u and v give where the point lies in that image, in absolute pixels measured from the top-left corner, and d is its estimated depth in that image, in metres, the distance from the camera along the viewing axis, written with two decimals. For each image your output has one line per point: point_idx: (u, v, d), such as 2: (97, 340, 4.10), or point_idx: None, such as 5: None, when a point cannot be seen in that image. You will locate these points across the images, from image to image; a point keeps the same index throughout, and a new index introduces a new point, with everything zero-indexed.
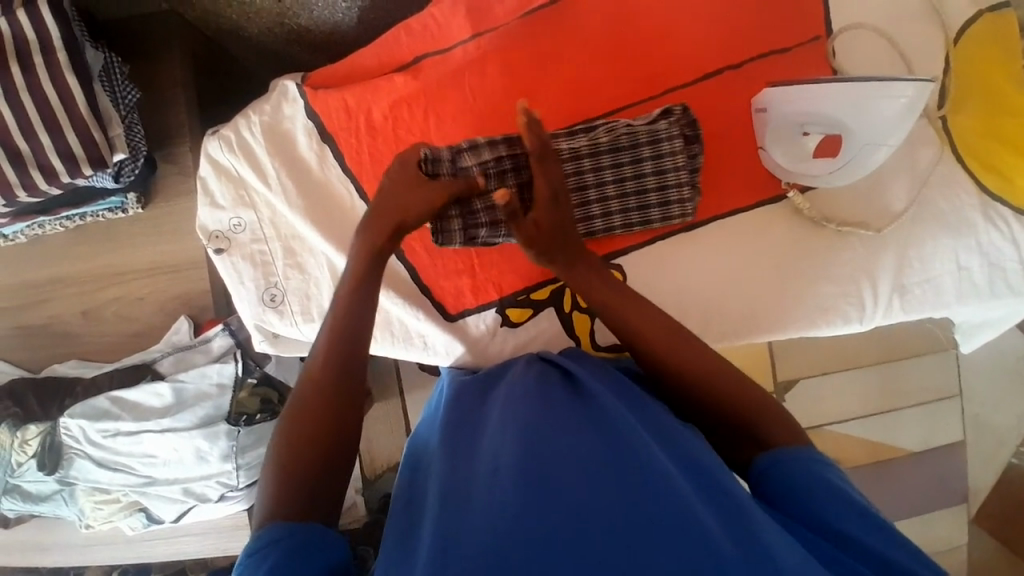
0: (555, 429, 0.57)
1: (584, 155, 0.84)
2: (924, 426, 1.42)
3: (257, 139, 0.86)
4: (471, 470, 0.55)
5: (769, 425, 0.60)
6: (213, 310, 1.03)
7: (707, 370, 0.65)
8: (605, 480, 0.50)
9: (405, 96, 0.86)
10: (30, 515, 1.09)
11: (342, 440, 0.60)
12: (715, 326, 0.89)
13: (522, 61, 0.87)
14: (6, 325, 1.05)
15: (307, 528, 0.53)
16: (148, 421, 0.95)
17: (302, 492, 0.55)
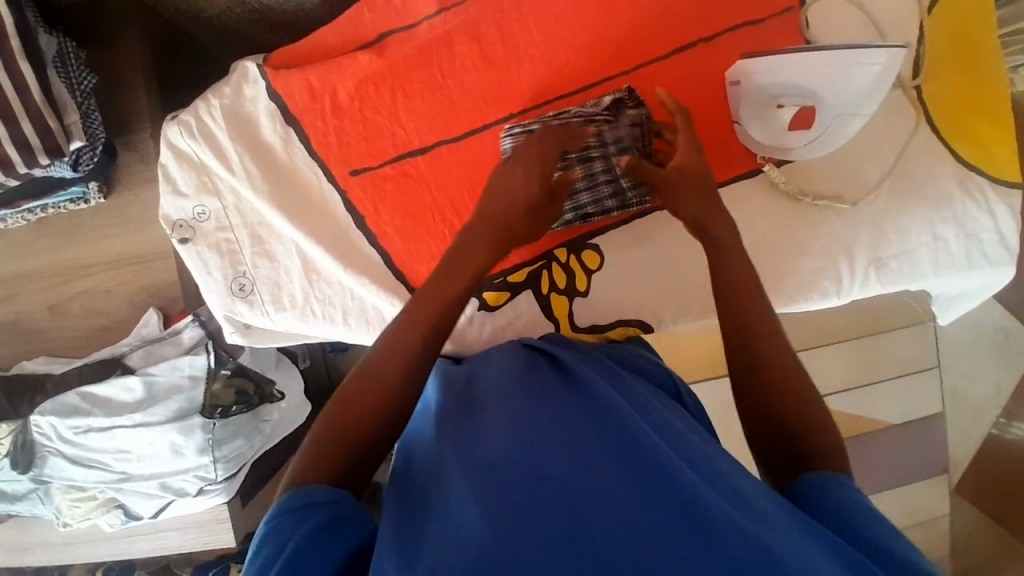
0: (553, 419, 0.55)
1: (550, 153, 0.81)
2: (903, 398, 1.43)
3: (220, 124, 0.83)
4: (463, 463, 0.53)
5: (783, 396, 0.61)
6: (182, 301, 1.00)
7: (756, 331, 0.64)
8: (607, 469, 0.49)
9: (370, 76, 0.83)
10: (7, 515, 1.07)
11: (355, 435, 0.58)
12: (694, 301, 0.88)
13: (490, 37, 0.84)
14: None
15: (344, 499, 0.53)
16: (120, 417, 0.92)
17: (334, 468, 0.56)
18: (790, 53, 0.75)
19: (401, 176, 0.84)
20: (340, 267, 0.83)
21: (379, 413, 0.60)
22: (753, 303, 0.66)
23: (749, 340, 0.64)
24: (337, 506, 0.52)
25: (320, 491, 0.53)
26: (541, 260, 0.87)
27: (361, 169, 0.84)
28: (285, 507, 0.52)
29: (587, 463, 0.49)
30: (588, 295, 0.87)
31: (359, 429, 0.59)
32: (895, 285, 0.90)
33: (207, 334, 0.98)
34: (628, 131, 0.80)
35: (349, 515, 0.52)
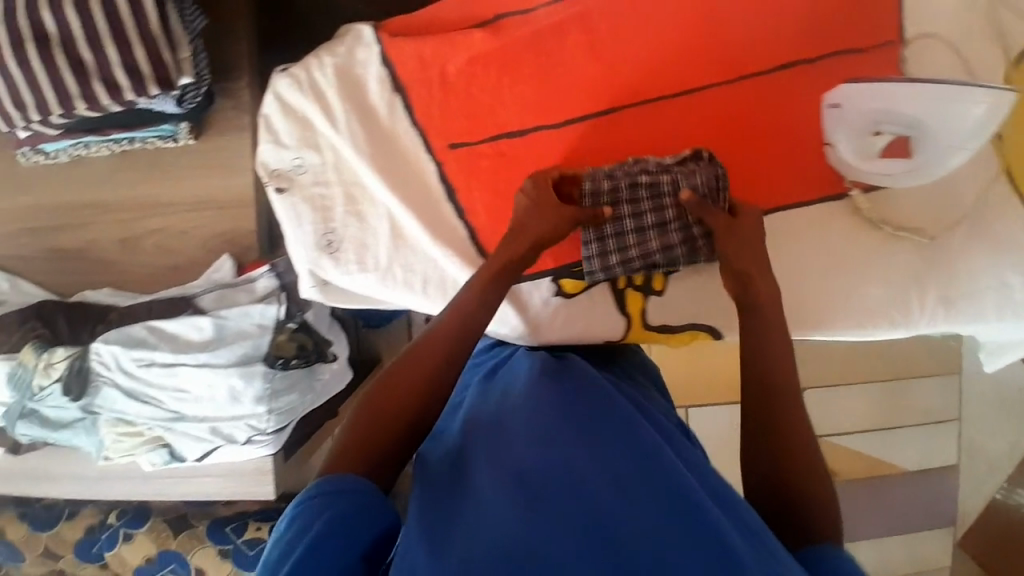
0: (578, 428, 0.59)
1: (624, 202, 0.81)
2: (922, 445, 1.45)
3: (329, 80, 0.85)
4: (495, 461, 0.56)
5: (791, 445, 0.65)
6: (254, 252, 1.01)
7: (781, 371, 0.69)
8: (631, 487, 0.52)
9: (481, 53, 0.85)
10: (43, 443, 1.04)
11: (393, 420, 0.62)
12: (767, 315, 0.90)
13: (602, 31, 0.86)
14: (43, 247, 1.03)
15: (366, 488, 0.56)
16: (186, 354, 0.92)
17: (370, 455, 0.60)
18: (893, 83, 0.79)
19: (495, 155, 0.85)
20: (429, 237, 0.85)
21: (415, 402, 0.64)
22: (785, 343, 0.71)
23: (772, 379, 0.69)
24: (359, 493, 0.55)
25: (341, 480, 0.56)
26: None
27: (458, 144, 0.85)
28: (309, 492, 0.55)
29: (614, 473, 0.53)
30: (662, 296, 0.89)
31: (400, 415, 0.63)
32: (950, 324, 0.91)
33: (282, 285, 0.97)
34: (704, 179, 0.78)
35: (370, 503, 0.55)
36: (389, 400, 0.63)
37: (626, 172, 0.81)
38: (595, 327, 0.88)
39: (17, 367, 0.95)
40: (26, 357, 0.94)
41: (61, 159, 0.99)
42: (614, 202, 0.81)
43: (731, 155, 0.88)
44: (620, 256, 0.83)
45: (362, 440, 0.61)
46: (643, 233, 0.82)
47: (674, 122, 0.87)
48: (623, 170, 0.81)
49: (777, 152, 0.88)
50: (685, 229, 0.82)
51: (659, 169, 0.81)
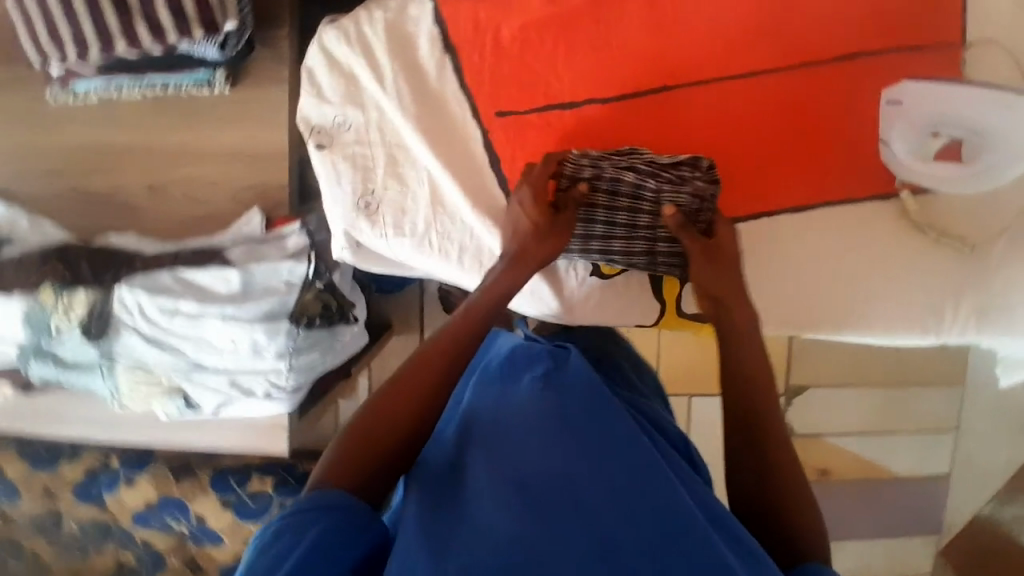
0: (574, 430, 0.56)
1: (603, 193, 0.81)
2: (918, 453, 1.46)
3: (378, 36, 0.82)
4: (493, 464, 0.55)
5: (779, 473, 0.64)
6: (285, 208, 0.98)
7: (758, 400, 0.69)
8: (630, 503, 0.52)
9: (538, 19, 0.82)
10: (55, 387, 1.02)
11: (398, 430, 0.63)
12: (796, 310, 0.91)
13: (663, 6, 0.83)
14: (65, 184, 1.00)
15: (354, 504, 0.57)
16: (212, 306, 0.90)
17: (361, 472, 0.60)
18: (956, 84, 0.82)
19: (542, 126, 0.83)
20: (469, 206, 0.83)
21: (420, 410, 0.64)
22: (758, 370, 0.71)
23: (753, 411, 0.68)
24: (345, 503, 0.56)
25: (324, 495, 0.57)
26: None
27: (505, 112, 0.83)
28: (298, 504, 0.56)
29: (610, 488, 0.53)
30: None
31: (403, 423, 0.63)
32: (974, 336, 0.91)
33: (311, 244, 0.95)
34: (687, 196, 0.78)
35: (355, 513, 0.56)
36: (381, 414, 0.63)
37: (614, 166, 0.79)
38: (628, 311, 0.89)
39: (36, 306, 0.92)
40: (44, 296, 0.92)
41: (90, 100, 0.95)
42: (593, 191, 0.80)
43: (780, 146, 0.86)
44: (584, 246, 0.84)
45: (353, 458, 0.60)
46: (613, 227, 0.83)
47: (726, 107, 0.85)
48: (612, 160, 0.79)
49: (829, 146, 0.86)
50: (655, 239, 0.83)
51: (649, 172, 0.79)
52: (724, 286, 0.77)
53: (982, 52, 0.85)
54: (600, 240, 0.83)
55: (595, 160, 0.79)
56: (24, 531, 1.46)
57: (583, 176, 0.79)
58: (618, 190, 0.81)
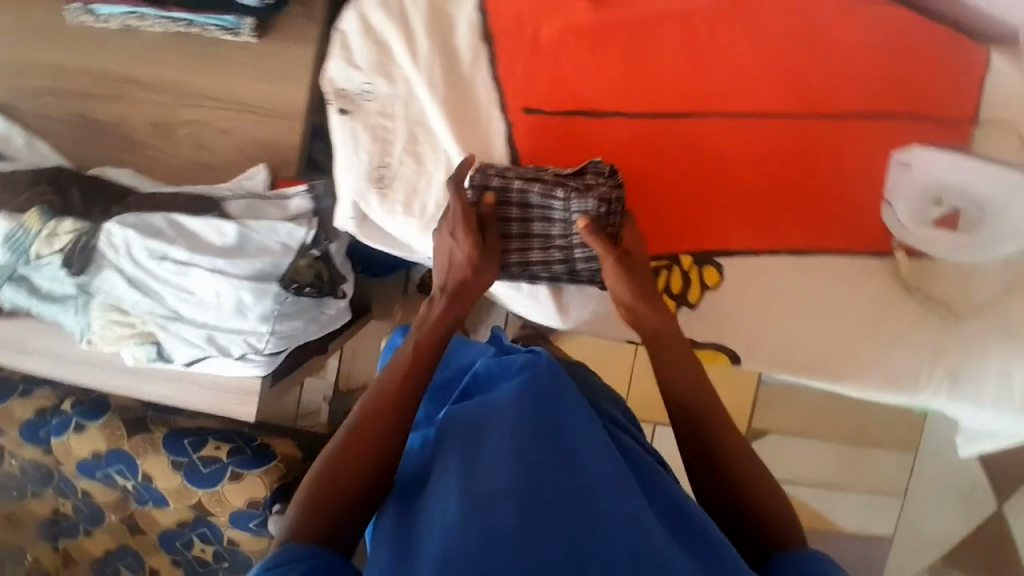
0: (538, 432, 0.61)
1: (513, 205, 0.83)
2: (866, 509, 1.48)
3: (420, 11, 0.81)
4: (465, 477, 0.57)
5: (736, 470, 0.68)
6: (293, 169, 0.96)
7: (704, 403, 0.72)
8: (598, 506, 0.55)
9: (580, 25, 0.82)
10: (26, 313, 0.99)
11: (355, 475, 0.64)
12: (783, 348, 0.92)
13: (701, 35, 0.84)
14: (66, 110, 0.97)
15: (325, 554, 0.57)
16: (201, 256, 0.87)
17: (324, 518, 0.61)
18: (959, 153, 0.87)
19: (567, 130, 0.83)
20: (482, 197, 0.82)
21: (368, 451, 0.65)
22: (676, 368, 0.75)
23: (700, 415, 0.72)
24: (311, 549, 0.57)
25: (294, 548, 0.58)
26: (668, 258, 0.86)
27: (535, 111, 0.83)
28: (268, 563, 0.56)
29: (578, 482, 0.57)
30: (694, 308, 0.89)
31: (359, 471, 0.64)
32: (946, 401, 0.94)
33: (315, 210, 0.93)
34: (591, 204, 0.78)
35: (327, 559, 0.57)
36: (339, 459, 0.65)
37: (522, 178, 0.81)
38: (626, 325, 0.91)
39: (20, 229, 0.88)
40: (30, 219, 0.88)
41: (110, 24, 0.93)
42: (504, 204, 0.83)
43: (791, 190, 0.87)
44: (503, 261, 0.86)
45: (320, 504, 0.62)
46: (529, 237, 0.85)
47: (745, 143, 0.86)
48: (519, 172, 0.81)
49: (836, 198, 0.88)
50: (571, 247, 0.84)
51: (554, 181, 0.80)
52: (649, 303, 0.79)
53: (995, 127, 0.86)
54: (517, 251, 0.86)
55: (503, 173, 0.81)
56: None
57: (491, 188, 0.82)
58: (527, 202, 0.82)
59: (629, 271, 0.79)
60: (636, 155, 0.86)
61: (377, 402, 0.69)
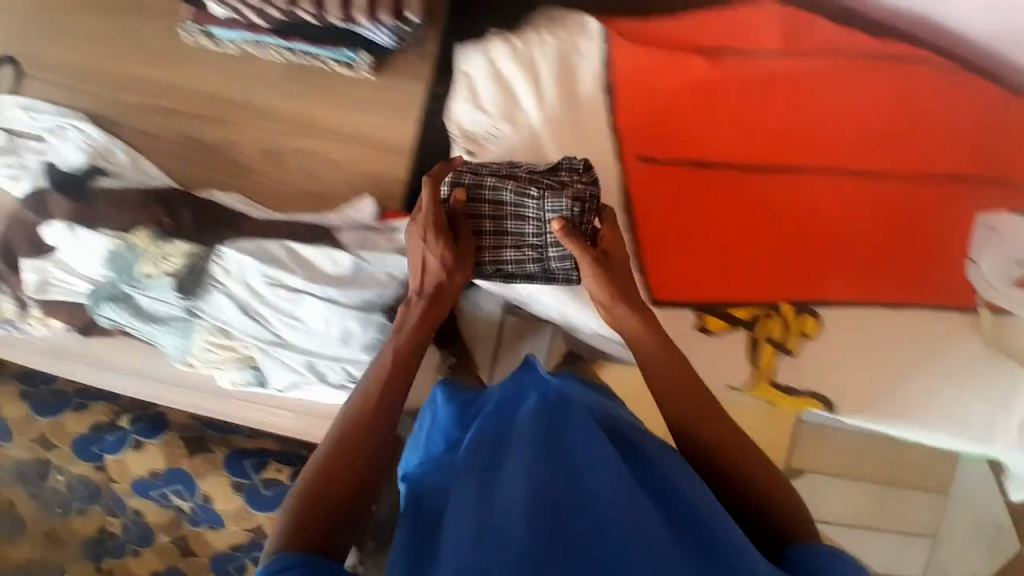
0: (551, 444, 0.65)
1: (485, 203, 0.82)
2: (891, 548, 1.52)
3: (547, 56, 0.86)
4: (482, 490, 0.61)
5: (752, 475, 0.71)
6: (397, 201, 0.97)
7: (702, 414, 0.74)
8: (596, 505, 0.59)
9: (697, 82, 0.86)
10: (117, 332, 0.96)
11: (339, 478, 0.69)
12: (860, 392, 0.91)
13: (808, 92, 0.87)
14: (168, 130, 0.96)
15: (319, 560, 0.59)
16: (315, 285, 0.89)
17: (315, 528, 0.64)
18: None
19: (677, 177, 0.86)
20: None
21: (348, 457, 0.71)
22: (684, 371, 0.76)
23: (700, 426, 0.73)
24: (305, 557, 0.59)
25: (284, 557, 0.59)
26: (769, 306, 0.88)
27: (648, 158, 0.86)
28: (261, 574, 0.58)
29: (582, 484, 0.61)
30: (793, 356, 0.90)
31: (341, 472, 0.70)
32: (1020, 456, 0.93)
33: None
34: (566, 203, 0.78)
35: (319, 566, 0.58)
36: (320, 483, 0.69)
37: (496, 176, 0.81)
38: (722, 372, 0.91)
39: (126, 247, 0.89)
40: (138, 239, 0.89)
41: (228, 50, 0.94)
42: (477, 201, 0.82)
43: (886, 244, 0.88)
44: (477, 260, 0.85)
45: (312, 519, 0.65)
46: (503, 237, 0.84)
47: (841, 197, 0.88)
48: (493, 170, 0.82)
49: (930, 253, 0.89)
50: (544, 246, 0.83)
51: (528, 180, 0.80)
52: (635, 307, 0.78)
53: None
54: (491, 251, 0.85)
55: (476, 172, 0.82)
56: (11, 475, 1.40)
57: (466, 185, 0.82)
58: (500, 200, 0.81)
59: (609, 274, 0.77)
60: (737, 203, 0.87)
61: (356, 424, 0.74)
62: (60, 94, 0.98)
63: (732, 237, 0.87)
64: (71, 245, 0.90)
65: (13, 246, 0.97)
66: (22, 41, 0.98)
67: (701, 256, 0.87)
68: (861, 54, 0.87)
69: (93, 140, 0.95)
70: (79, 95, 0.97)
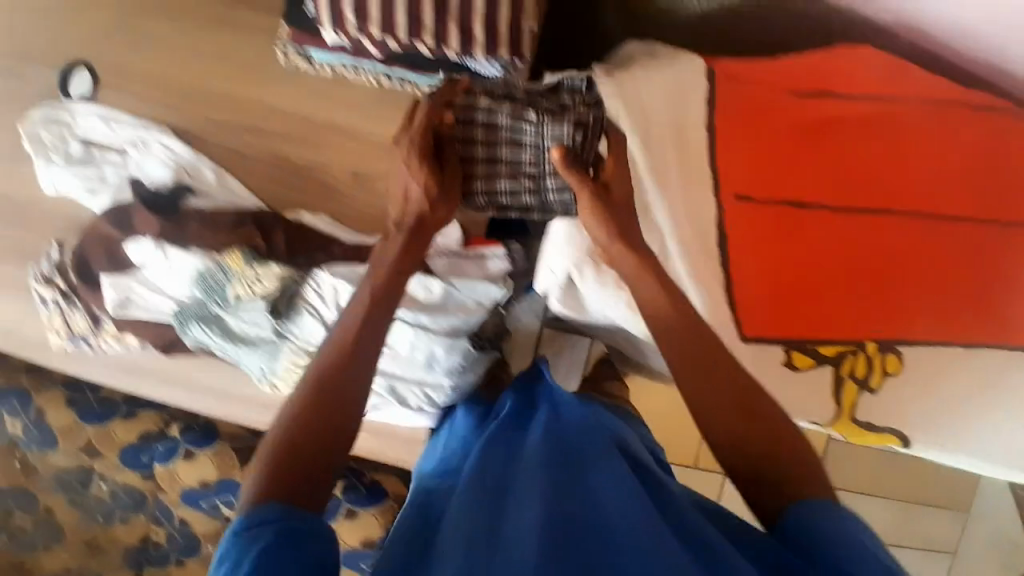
0: (555, 461, 0.73)
1: (479, 126, 0.80)
2: (919, 566, 1.53)
3: (654, 99, 0.84)
4: (482, 511, 0.66)
5: (776, 463, 0.68)
6: (481, 227, 0.97)
7: (721, 401, 0.72)
8: (586, 517, 0.64)
9: (796, 126, 0.87)
10: (201, 351, 0.95)
11: (316, 428, 0.67)
12: (930, 420, 0.94)
13: (899, 140, 0.88)
14: (254, 150, 0.95)
15: (292, 515, 0.60)
16: (408, 311, 0.91)
17: (290, 481, 0.63)
18: None
19: (772, 220, 0.87)
20: (692, 279, 0.85)
21: (333, 413, 0.69)
22: (715, 349, 0.74)
23: (710, 406, 0.72)
24: (272, 514, 0.59)
25: (258, 511, 0.60)
26: (857, 345, 0.90)
27: (744, 197, 0.86)
28: (237, 527, 0.59)
29: (578, 496, 0.67)
30: (874, 393, 0.93)
31: (320, 421, 0.68)
32: None
33: (510, 272, 0.95)
34: (569, 125, 0.78)
35: (293, 523, 0.59)
36: (294, 433, 0.67)
37: (490, 97, 0.80)
38: (804, 406, 0.93)
39: (217, 268, 0.88)
40: (230, 259, 0.88)
41: (324, 72, 0.92)
42: (469, 125, 0.80)
43: (959, 286, 0.89)
44: (469, 190, 0.83)
45: (289, 470, 0.64)
46: (495, 168, 0.82)
47: (920, 239, 0.89)
48: (488, 91, 0.81)
49: (1009, 300, 0.90)
50: (540, 176, 0.82)
51: (526, 101, 0.80)
52: (631, 246, 0.76)
53: None
54: (482, 181, 0.82)
55: (469, 93, 0.80)
56: (52, 482, 1.39)
57: (463, 106, 0.80)
58: (496, 123, 0.80)
59: (609, 203, 0.76)
60: (823, 243, 0.88)
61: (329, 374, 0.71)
62: (138, 105, 0.95)
63: (816, 276, 0.88)
64: (158, 263, 0.89)
65: (86, 260, 0.94)
66: (95, 44, 0.94)
67: (789, 294, 0.88)
68: (950, 106, 0.89)
69: (176, 155, 0.94)
70: (163, 108, 0.95)
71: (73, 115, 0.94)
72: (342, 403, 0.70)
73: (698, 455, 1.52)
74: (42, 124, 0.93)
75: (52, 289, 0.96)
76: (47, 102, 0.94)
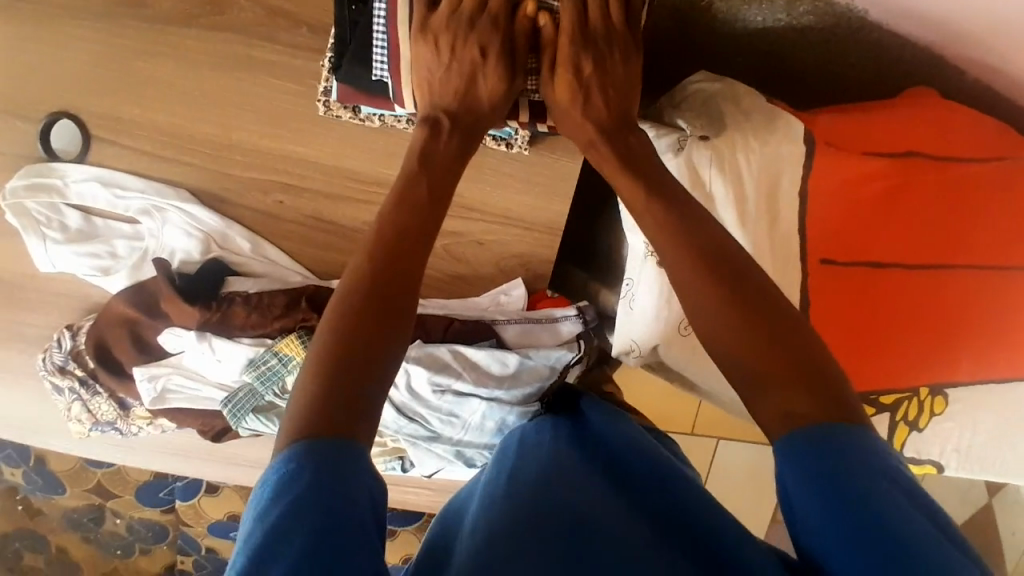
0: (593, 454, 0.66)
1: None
2: None
3: (752, 168, 0.84)
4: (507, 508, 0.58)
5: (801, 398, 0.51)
6: (546, 282, 0.92)
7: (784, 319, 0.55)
8: (600, 501, 0.58)
9: (887, 178, 0.82)
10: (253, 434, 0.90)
11: (368, 315, 0.53)
12: (973, 455, 0.97)
13: (982, 186, 0.81)
14: (290, 212, 0.83)
15: (343, 452, 0.47)
16: (482, 386, 0.86)
17: (337, 395, 0.49)
18: None
19: (852, 275, 0.83)
20: None
21: (388, 294, 0.55)
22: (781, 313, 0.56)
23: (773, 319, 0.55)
24: (319, 452, 0.46)
25: (306, 450, 0.46)
26: (909, 394, 0.90)
27: (830, 258, 0.83)
28: (279, 467, 0.46)
29: (588, 484, 0.61)
30: (922, 431, 0.95)
31: (371, 298, 0.54)
32: None
33: (581, 334, 0.91)
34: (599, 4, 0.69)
35: (333, 476, 0.45)
36: (345, 341, 0.51)
37: None
38: None
39: (270, 355, 0.80)
40: (283, 345, 0.80)
41: (371, 124, 0.79)
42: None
43: (993, 336, 0.84)
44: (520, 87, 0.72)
45: (340, 383, 0.50)
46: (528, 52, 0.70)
47: (995, 290, 0.82)
48: None
49: None
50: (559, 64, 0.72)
51: None
52: (632, 162, 0.67)
53: None
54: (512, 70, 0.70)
55: None
56: (63, 521, 1.31)
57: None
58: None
59: (578, 96, 0.68)
60: (901, 291, 0.83)
61: (386, 270, 0.56)
62: (143, 163, 0.80)
63: (885, 323, 0.84)
64: (203, 356, 0.81)
65: (104, 344, 0.83)
66: (83, 93, 0.77)
67: (856, 344, 0.84)
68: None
69: (200, 222, 0.81)
70: (173, 167, 0.81)
71: (63, 177, 0.79)
72: (390, 277, 0.56)
73: (696, 424, 1.54)
74: (28, 194, 0.78)
75: (67, 377, 0.84)
76: (28, 167, 0.78)
